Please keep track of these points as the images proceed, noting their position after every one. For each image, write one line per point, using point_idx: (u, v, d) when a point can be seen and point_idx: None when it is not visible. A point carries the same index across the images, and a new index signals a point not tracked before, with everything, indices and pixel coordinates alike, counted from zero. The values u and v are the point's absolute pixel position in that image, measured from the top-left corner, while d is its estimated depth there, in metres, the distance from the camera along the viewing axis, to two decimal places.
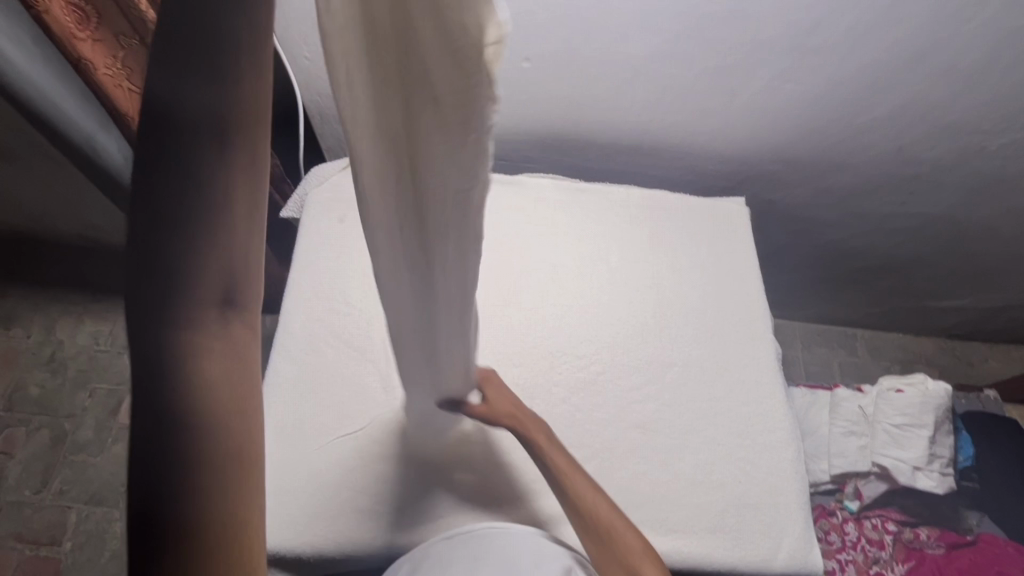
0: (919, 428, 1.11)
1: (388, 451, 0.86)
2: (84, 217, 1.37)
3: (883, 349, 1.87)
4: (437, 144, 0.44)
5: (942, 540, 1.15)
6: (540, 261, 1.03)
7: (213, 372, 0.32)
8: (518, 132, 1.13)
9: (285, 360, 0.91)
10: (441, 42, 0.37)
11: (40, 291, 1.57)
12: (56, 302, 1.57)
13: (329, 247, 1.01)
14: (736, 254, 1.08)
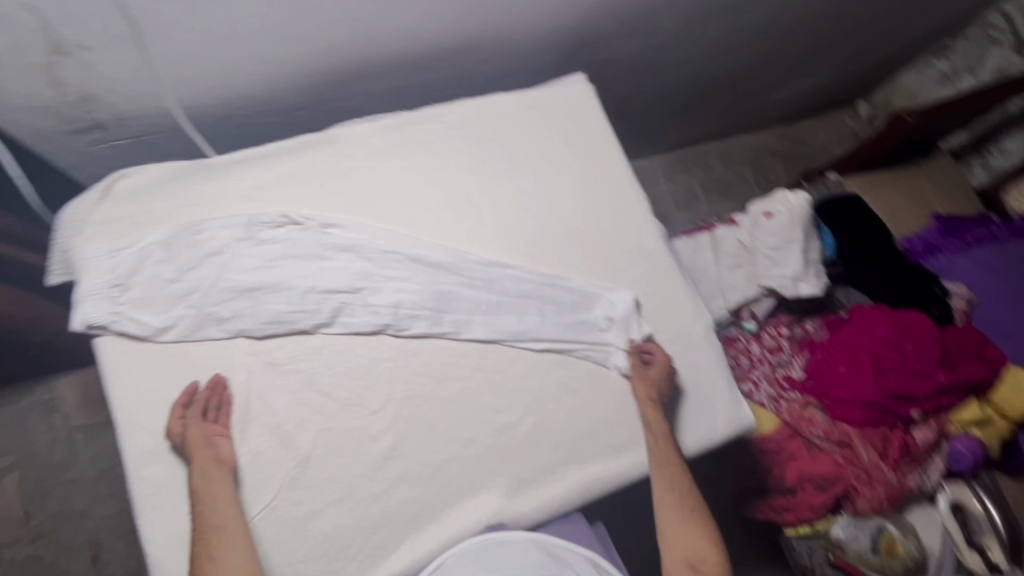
0: (792, 243, 1.18)
1: (315, 505, 0.76)
2: None
3: (734, 156, 1.95)
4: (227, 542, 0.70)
5: (824, 325, 1.31)
6: (394, 226, 0.87)
7: None
8: (304, 76, 0.89)
9: (145, 461, 0.74)
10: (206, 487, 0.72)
11: None
12: None
13: (127, 311, 0.77)
14: (597, 142, 0.98)
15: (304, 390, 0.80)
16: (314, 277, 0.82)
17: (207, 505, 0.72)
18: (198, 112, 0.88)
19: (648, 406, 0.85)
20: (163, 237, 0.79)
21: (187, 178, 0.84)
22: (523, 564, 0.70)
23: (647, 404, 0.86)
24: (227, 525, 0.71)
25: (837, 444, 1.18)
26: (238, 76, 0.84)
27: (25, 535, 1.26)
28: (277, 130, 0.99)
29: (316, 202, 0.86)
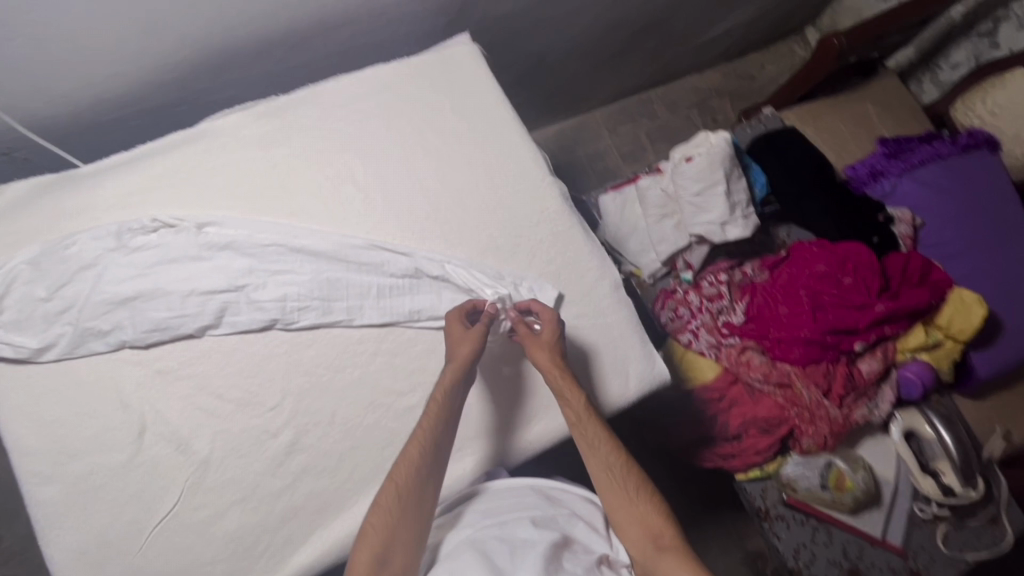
0: (713, 187, 1.12)
1: (218, 507, 0.76)
2: None
3: (679, 100, 1.89)
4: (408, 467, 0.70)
5: (764, 267, 1.28)
6: (276, 216, 0.85)
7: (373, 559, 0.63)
8: (165, 70, 0.85)
9: (42, 482, 0.75)
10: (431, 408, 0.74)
11: None
12: None
13: (1, 335, 0.76)
14: (488, 104, 0.94)
15: (196, 394, 0.79)
16: (195, 279, 0.81)
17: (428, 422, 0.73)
18: (61, 121, 0.85)
19: (562, 379, 0.77)
20: (31, 256, 0.78)
21: (53, 191, 0.81)
22: (518, 502, 0.78)
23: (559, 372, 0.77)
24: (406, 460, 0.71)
25: (777, 385, 1.16)
26: (89, 79, 0.81)
27: None
28: (156, 129, 0.95)
29: (191, 202, 0.83)
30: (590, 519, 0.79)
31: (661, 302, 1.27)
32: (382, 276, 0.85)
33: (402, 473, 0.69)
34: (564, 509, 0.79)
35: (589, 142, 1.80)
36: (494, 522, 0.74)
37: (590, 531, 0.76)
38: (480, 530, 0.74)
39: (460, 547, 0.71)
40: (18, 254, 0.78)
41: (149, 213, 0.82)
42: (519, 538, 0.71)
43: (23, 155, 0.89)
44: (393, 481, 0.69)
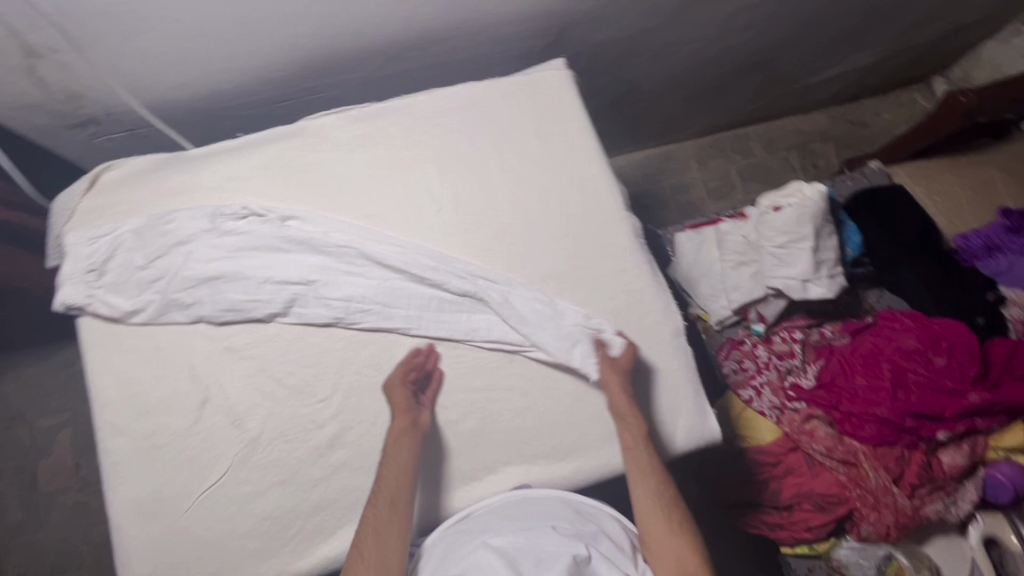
0: (799, 242, 1.06)
1: (259, 486, 0.81)
2: None
3: (778, 140, 1.79)
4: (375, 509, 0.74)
5: (845, 330, 1.19)
6: (353, 218, 0.88)
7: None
8: (273, 69, 0.91)
9: (115, 433, 0.82)
10: (389, 461, 0.78)
11: None
12: None
13: (100, 295, 0.84)
14: (570, 132, 0.93)
15: (257, 375, 0.84)
16: (271, 268, 0.86)
17: (389, 472, 0.77)
18: (178, 106, 0.93)
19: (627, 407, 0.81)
20: (137, 225, 0.86)
21: (165, 171, 0.89)
22: (544, 513, 0.75)
23: (625, 402, 0.81)
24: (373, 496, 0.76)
25: (840, 462, 1.07)
26: (207, 70, 0.87)
27: (75, 483, 1.50)
28: (259, 120, 1.02)
29: (278, 195, 0.88)
30: (618, 539, 0.74)
31: (726, 350, 1.22)
32: (444, 291, 0.87)
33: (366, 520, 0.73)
34: (591, 525, 0.74)
35: (675, 173, 1.75)
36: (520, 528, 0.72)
37: (617, 551, 0.72)
38: (505, 535, 0.71)
39: (484, 547, 0.69)
40: (126, 223, 0.86)
41: (240, 201, 0.88)
42: (543, 549, 0.69)
43: (145, 133, 0.97)
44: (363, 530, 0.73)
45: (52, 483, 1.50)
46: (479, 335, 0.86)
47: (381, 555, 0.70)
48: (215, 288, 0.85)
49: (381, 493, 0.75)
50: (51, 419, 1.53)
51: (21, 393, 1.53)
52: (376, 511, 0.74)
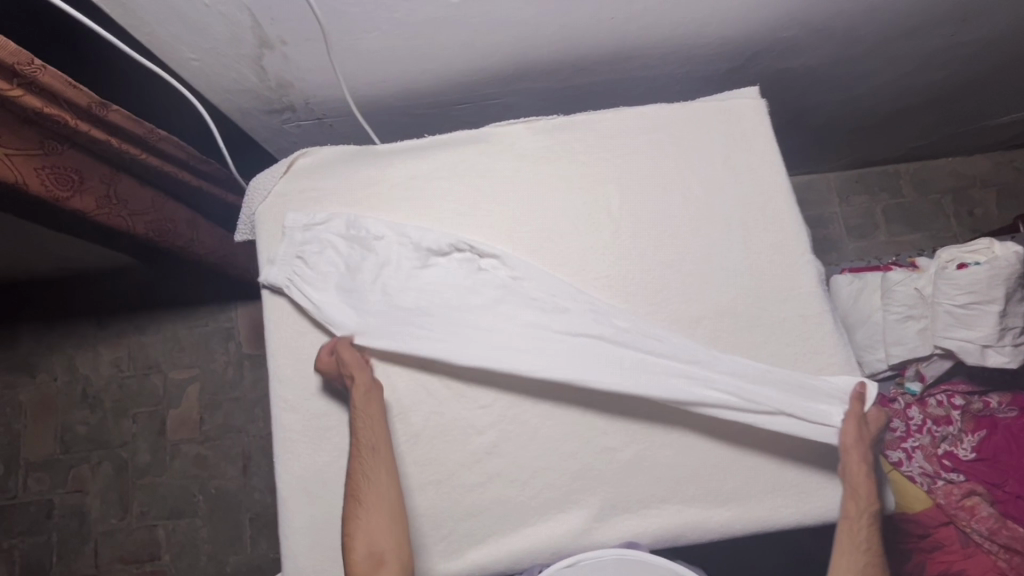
0: (985, 304, 0.98)
1: (417, 482, 0.82)
2: (62, 254, 1.41)
3: (931, 181, 1.67)
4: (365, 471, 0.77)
5: (1015, 404, 1.08)
6: (531, 231, 0.89)
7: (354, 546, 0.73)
8: (467, 72, 0.92)
9: (286, 410, 0.85)
10: (359, 421, 0.79)
11: (58, 336, 1.64)
12: (78, 339, 1.65)
13: (295, 281, 0.87)
14: (760, 166, 0.89)
15: (422, 373, 0.85)
16: (459, 305, 0.85)
17: (364, 431, 0.78)
18: (370, 101, 0.95)
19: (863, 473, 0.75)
20: (343, 226, 0.89)
21: (356, 164, 0.92)
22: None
23: (861, 470, 0.75)
24: (357, 457, 0.78)
25: (1004, 547, 0.99)
26: (408, 70, 0.89)
27: (198, 436, 1.60)
28: (436, 120, 1.04)
29: (462, 199, 0.90)
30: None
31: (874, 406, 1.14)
32: (623, 326, 0.84)
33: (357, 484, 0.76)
34: None
35: (814, 205, 1.67)
36: None
37: None
38: None
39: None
40: (324, 220, 0.89)
41: (424, 205, 0.90)
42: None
43: (332, 123, 1.01)
44: (355, 491, 0.76)
45: (177, 432, 1.61)
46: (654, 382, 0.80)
47: (380, 508, 0.75)
48: (401, 299, 0.86)
49: (364, 455, 0.78)
50: (183, 372, 1.64)
51: (160, 345, 1.65)
52: (364, 471, 0.77)
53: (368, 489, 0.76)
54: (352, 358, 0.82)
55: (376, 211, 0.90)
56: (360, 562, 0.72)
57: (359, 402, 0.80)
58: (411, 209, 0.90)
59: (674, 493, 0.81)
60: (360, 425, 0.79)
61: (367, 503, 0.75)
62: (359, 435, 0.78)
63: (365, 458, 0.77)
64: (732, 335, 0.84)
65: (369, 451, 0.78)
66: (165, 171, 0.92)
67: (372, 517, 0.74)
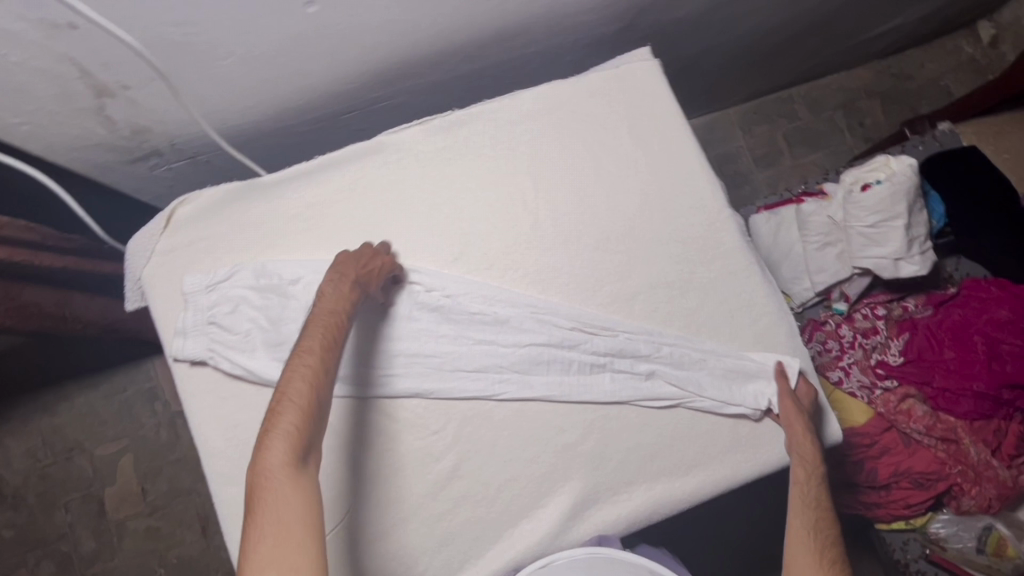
0: (892, 220, 1.02)
1: (383, 524, 0.79)
2: None
3: (823, 100, 1.73)
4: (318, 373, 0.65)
5: (930, 303, 1.16)
6: (449, 239, 0.84)
7: (274, 447, 0.60)
8: (345, 81, 0.84)
9: (226, 484, 0.79)
10: (327, 322, 0.69)
11: None
12: None
13: (215, 349, 0.79)
14: (665, 128, 0.87)
15: (367, 412, 0.80)
16: (397, 339, 0.81)
17: (328, 330, 0.69)
18: (245, 129, 0.86)
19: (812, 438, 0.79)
20: (252, 277, 0.81)
21: (245, 203, 0.84)
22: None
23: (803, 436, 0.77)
24: (311, 353, 0.66)
25: (940, 440, 1.08)
26: (277, 91, 0.81)
27: (144, 508, 1.48)
28: (325, 135, 0.96)
29: (370, 219, 0.84)
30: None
31: (808, 332, 1.20)
32: (566, 321, 0.82)
33: (305, 381, 0.64)
34: None
35: (720, 143, 1.70)
36: None
37: None
38: None
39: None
40: (228, 273, 0.81)
41: (332, 234, 0.83)
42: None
43: (207, 159, 0.91)
44: (297, 388, 0.63)
45: (120, 510, 1.48)
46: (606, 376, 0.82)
47: (321, 415, 0.64)
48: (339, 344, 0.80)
49: (321, 355, 0.66)
50: (110, 446, 1.51)
51: (78, 423, 1.51)
52: (310, 369, 0.65)
53: (315, 388, 0.64)
54: (341, 265, 0.74)
55: (283, 251, 0.83)
56: (283, 455, 0.59)
57: (333, 303, 0.71)
58: (318, 241, 0.83)
59: (640, 473, 0.81)
60: (327, 323, 0.69)
61: (304, 405, 0.63)
62: (318, 336, 0.68)
63: (323, 358, 0.66)
64: (670, 307, 0.84)
65: (328, 345, 0.67)
66: (16, 259, 0.84)
67: (312, 421, 0.63)
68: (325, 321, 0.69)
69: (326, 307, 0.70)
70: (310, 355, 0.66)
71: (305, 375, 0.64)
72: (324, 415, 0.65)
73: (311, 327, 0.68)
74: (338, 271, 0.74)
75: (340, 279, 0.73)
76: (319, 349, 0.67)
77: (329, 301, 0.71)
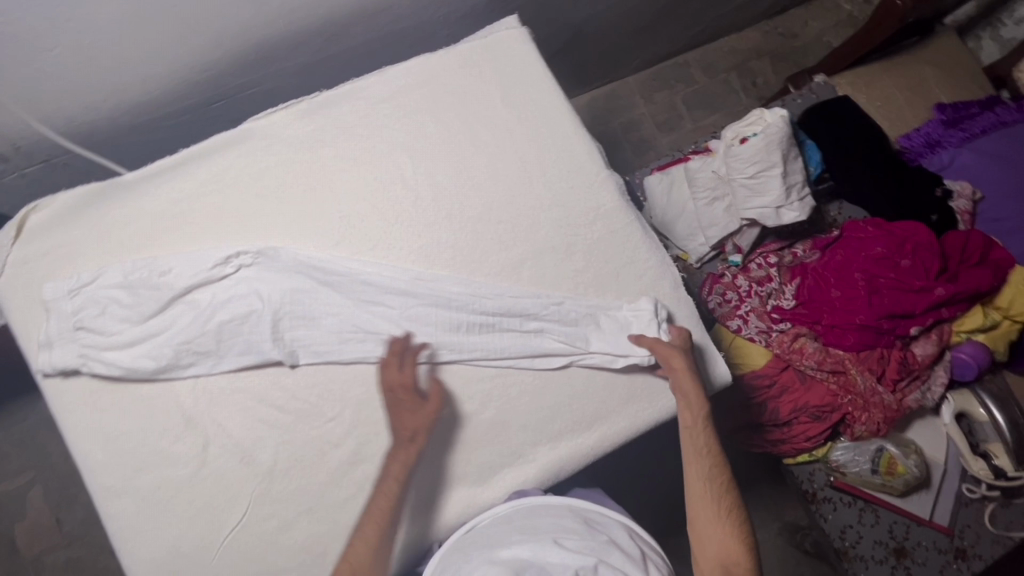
0: (770, 170, 1.07)
1: (286, 518, 0.77)
2: None
3: (717, 63, 1.79)
4: (375, 533, 0.72)
5: (816, 247, 1.23)
6: (328, 223, 0.82)
7: None
8: (202, 70, 0.80)
9: (114, 497, 0.75)
10: (396, 469, 0.75)
11: None
12: None
13: (89, 355, 0.75)
14: (539, 94, 0.88)
15: (257, 406, 0.78)
16: (284, 330, 0.79)
17: (394, 487, 0.75)
18: (99, 126, 0.82)
19: (681, 390, 0.79)
20: (120, 278, 0.77)
21: (108, 202, 0.80)
22: (553, 523, 0.70)
23: (687, 385, 0.79)
24: (380, 508, 0.74)
25: (830, 372, 1.15)
26: (125, 82, 0.77)
27: (61, 540, 1.40)
28: (194, 128, 0.92)
29: (244, 208, 0.81)
30: (629, 550, 0.67)
31: (708, 285, 1.24)
32: (455, 294, 0.82)
33: (362, 543, 0.72)
34: (602, 534, 0.69)
35: (623, 111, 1.73)
36: (524, 538, 0.68)
37: (628, 561, 0.65)
38: (511, 548, 0.66)
39: (483, 566, 0.64)
40: (91, 276, 0.77)
41: (203, 227, 0.80)
42: (546, 563, 0.63)
43: (64, 162, 0.86)
44: (358, 547, 0.72)
45: (35, 546, 1.40)
46: (497, 348, 0.82)
47: None
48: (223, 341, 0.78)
49: (382, 513, 0.73)
50: (17, 480, 1.41)
51: None
52: (375, 529, 0.73)
53: (372, 555, 0.71)
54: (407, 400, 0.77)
55: (150, 251, 0.79)
56: None
57: (403, 442, 0.75)
58: (190, 236, 0.80)
59: (543, 435, 0.82)
60: (398, 469, 0.75)
61: (362, 573, 0.70)
62: (384, 491, 0.74)
63: (383, 516, 0.73)
64: (558, 270, 0.86)
65: (387, 513, 0.74)
66: None
67: None
68: (396, 469, 0.75)
69: (404, 439, 0.75)
70: (377, 513, 0.73)
71: (368, 538, 0.72)
72: None
73: (386, 473, 0.75)
74: (406, 403, 0.77)
75: (406, 410, 0.76)
76: (385, 506, 0.74)
77: (402, 435, 0.76)
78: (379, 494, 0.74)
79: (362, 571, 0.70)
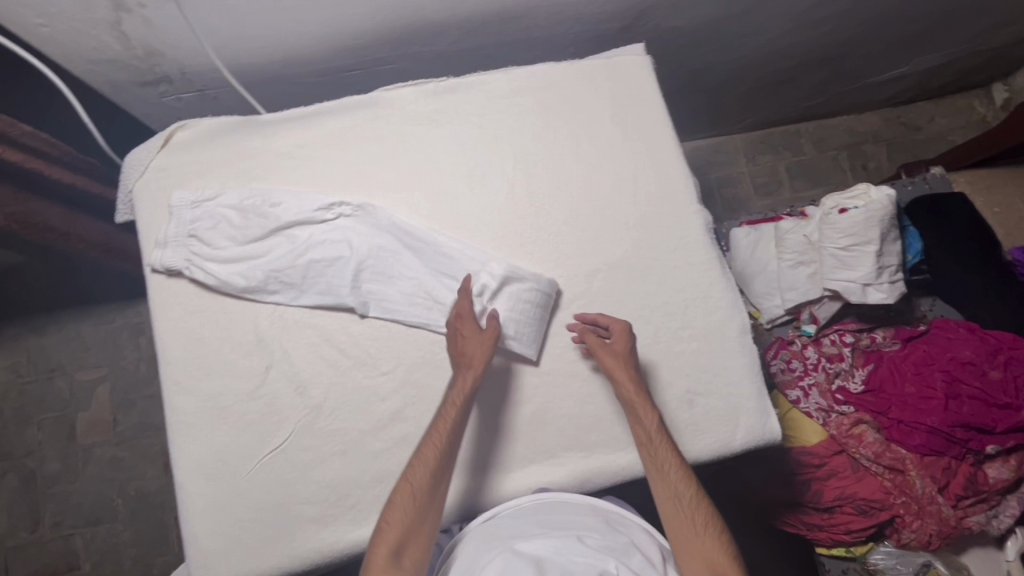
0: (864, 245, 1.04)
1: (321, 453, 0.81)
2: None
3: (829, 138, 1.76)
4: (426, 470, 0.71)
5: (897, 337, 1.18)
6: (425, 195, 0.88)
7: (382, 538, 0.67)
8: (349, 38, 0.89)
9: (179, 392, 0.82)
10: (444, 415, 0.74)
11: None
12: None
13: (195, 263, 0.84)
14: (647, 119, 0.91)
15: (321, 344, 0.84)
16: (364, 282, 0.85)
17: (447, 427, 0.74)
18: (253, 70, 0.92)
19: (631, 395, 0.77)
20: (236, 201, 0.85)
21: (243, 134, 0.89)
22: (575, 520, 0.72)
23: (630, 391, 0.77)
24: (430, 447, 0.73)
25: (887, 468, 1.08)
26: (285, 36, 0.86)
27: (112, 437, 1.52)
28: (329, 89, 1.01)
29: (355, 164, 0.88)
30: (650, 553, 0.70)
31: (775, 349, 1.22)
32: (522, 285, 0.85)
33: (415, 478, 0.71)
34: (622, 536, 0.71)
35: (723, 166, 1.73)
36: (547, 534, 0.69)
37: (647, 564, 0.67)
38: (534, 541, 0.68)
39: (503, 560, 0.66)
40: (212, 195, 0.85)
41: (316, 174, 0.88)
42: (567, 562, 0.65)
43: (215, 95, 0.97)
44: (408, 483, 0.71)
45: (89, 436, 1.52)
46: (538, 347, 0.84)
47: (430, 518, 0.70)
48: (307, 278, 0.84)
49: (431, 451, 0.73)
50: (90, 373, 1.55)
51: (61, 347, 1.55)
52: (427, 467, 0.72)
53: (425, 489, 0.71)
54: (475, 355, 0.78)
55: (264, 183, 0.87)
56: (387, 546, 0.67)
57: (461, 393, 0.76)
58: (302, 179, 0.87)
59: (579, 443, 0.83)
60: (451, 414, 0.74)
61: (413, 505, 0.69)
62: (435, 434, 0.74)
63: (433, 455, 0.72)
64: (629, 289, 0.87)
65: (441, 451, 0.73)
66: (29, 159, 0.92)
67: (419, 521, 0.69)
68: (446, 413, 0.75)
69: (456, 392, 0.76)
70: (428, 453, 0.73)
71: (421, 473, 0.71)
72: (430, 514, 0.70)
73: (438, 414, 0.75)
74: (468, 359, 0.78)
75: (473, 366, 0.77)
76: (436, 448, 0.73)
77: (461, 388, 0.76)
78: (427, 439, 0.74)
79: (420, 503, 0.70)
